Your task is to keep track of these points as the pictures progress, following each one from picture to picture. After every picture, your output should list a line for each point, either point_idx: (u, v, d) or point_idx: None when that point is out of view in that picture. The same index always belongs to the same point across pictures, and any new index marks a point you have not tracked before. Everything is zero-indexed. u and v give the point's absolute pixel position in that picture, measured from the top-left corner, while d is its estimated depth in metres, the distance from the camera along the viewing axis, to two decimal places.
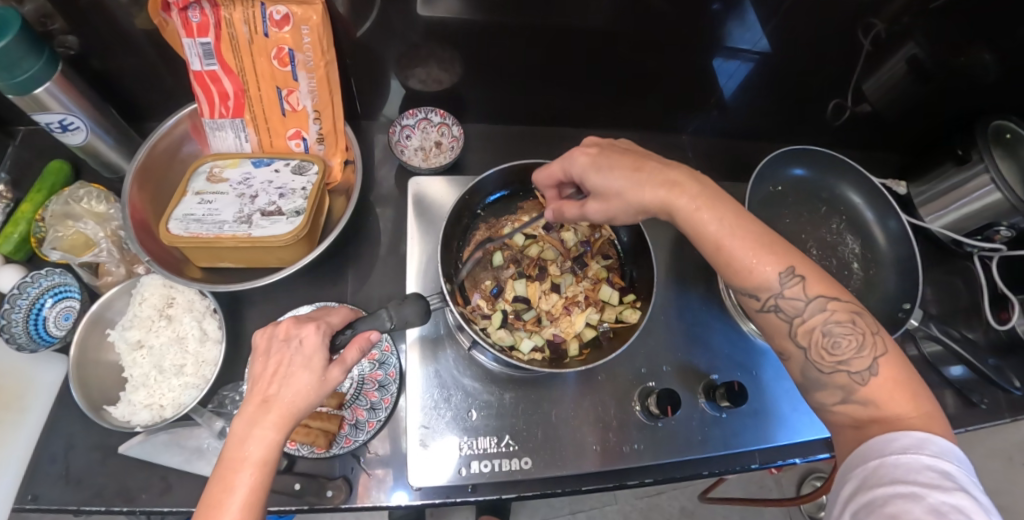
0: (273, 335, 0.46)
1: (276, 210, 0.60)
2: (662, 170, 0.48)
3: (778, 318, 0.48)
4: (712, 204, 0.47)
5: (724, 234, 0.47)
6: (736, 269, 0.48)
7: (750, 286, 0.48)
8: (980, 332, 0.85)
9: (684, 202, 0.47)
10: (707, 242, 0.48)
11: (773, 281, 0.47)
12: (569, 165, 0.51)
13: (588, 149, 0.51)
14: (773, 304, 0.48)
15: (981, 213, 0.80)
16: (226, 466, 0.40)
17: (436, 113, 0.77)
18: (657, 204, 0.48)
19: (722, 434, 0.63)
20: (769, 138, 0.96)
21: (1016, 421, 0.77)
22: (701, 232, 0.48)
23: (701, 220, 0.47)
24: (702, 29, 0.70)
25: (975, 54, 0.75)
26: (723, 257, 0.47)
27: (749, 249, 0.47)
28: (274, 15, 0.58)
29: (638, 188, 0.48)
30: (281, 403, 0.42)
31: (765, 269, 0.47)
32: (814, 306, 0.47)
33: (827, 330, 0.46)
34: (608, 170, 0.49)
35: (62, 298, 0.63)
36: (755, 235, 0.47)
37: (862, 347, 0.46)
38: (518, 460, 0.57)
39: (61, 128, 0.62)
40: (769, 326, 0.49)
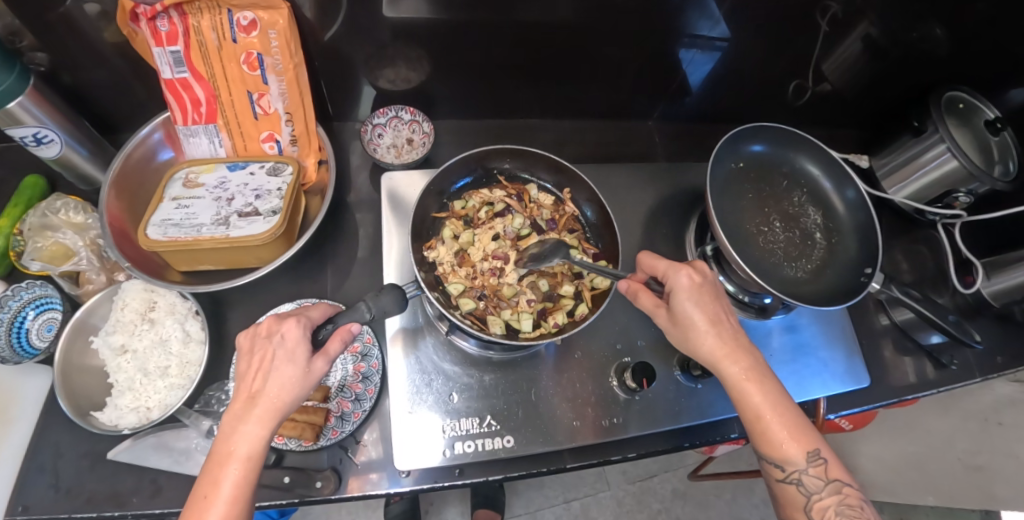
0: (256, 333, 0.46)
1: (253, 210, 0.62)
2: (732, 334, 0.53)
3: (797, 491, 0.50)
4: (762, 381, 0.51)
5: (767, 409, 0.50)
6: (769, 439, 0.51)
7: (777, 457, 0.51)
8: (948, 296, 0.87)
9: (736, 369, 0.51)
10: (750, 410, 0.51)
11: (799, 458, 0.50)
12: (672, 275, 0.54)
13: (693, 275, 0.53)
14: (795, 477, 0.50)
15: (941, 181, 0.83)
16: (215, 462, 0.41)
17: (406, 110, 0.79)
18: (707, 361, 0.52)
19: (698, 404, 0.65)
20: (734, 121, 0.99)
21: (986, 380, 0.80)
22: (746, 401, 0.51)
23: (747, 392, 0.51)
24: (660, 18, 0.73)
25: (926, 30, 0.79)
26: (760, 427, 0.51)
27: (782, 427, 0.50)
28: (241, 21, 0.59)
29: (710, 335, 0.52)
30: (266, 399, 0.43)
31: (794, 447, 0.50)
32: (830, 489, 0.50)
33: (840, 511, 0.49)
34: (693, 305, 0.52)
35: (44, 309, 0.64)
36: (791, 416, 0.51)
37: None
38: (500, 439, 0.59)
39: (35, 141, 0.62)
40: (784, 495, 0.52)
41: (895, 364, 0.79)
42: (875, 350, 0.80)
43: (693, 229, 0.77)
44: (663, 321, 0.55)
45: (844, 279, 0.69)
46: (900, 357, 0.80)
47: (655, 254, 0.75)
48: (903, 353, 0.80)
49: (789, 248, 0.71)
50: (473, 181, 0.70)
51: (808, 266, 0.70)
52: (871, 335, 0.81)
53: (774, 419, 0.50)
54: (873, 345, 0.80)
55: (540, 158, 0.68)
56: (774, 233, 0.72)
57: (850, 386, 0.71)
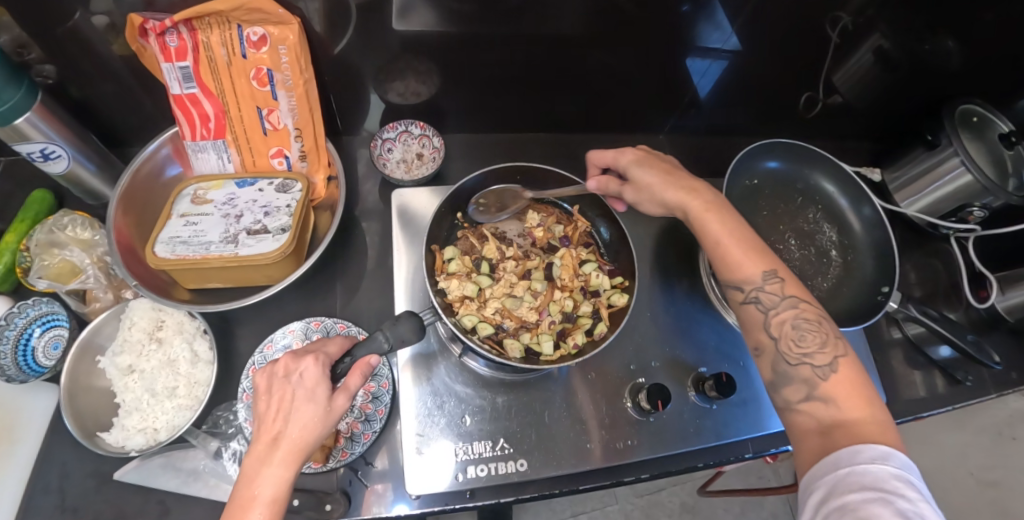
0: (273, 372, 0.45)
1: (262, 228, 0.61)
2: (687, 180, 0.58)
3: (756, 310, 0.51)
4: (720, 211, 0.55)
5: (722, 232, 0.54)
6: (726, 260, 0.53)
7: (735, 278, 0.53)
8: (961, 311, 0.86)
9: (699, 202, 0.55)
10: (710, 238, 0.54)
11: (756, 276, 0.52)
12: (619, 156, 0.61)
13: (637, 150, 0.61)
14: (753, 295, 0.52)
15: (953, 196, 0.82)
16: (236, 506, 0.39)
17: (416, 125, 0.78)
18: (675, 204, 0.57)
19: (713, 425, 0.64)
20: (745, 133, 0.98)
21: (1000, 396, 0.79)
22: (705, 228, 0.55)
23: (705, 218, 0.54)
24: (671, 30, 0.72)
25: (938, 43, 0.78)
26: (721, 251, 0.53)
27: (739, 248, 0.53)
28: (251, 36, 0.59)
29: (667, 186, 0.57)
30: (288, 441, 0.42)
31: (750, 268, 0.52)
32: (787, 304, 0.50)
33: (796, 324, 0.49)
34: (644, 168, 0.59)
35: (50, 327, 0.64)
36: (752, 241, 0.54)
37: (825, 345, 0.48)
38: (513, 462, 0.58)
39: (42, 156, 0.62)
40: (746, 317, 0.52)
41: (907, 377, 0.78)
42: (887, 366, 0.78)
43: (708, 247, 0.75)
44: (629, 197, 0.61)
45: (860, 297, 0.68)
46: (912, 371, 0.79)
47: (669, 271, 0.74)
48: (915, 367, 0.79)
49: (805, 266, 0.71)
50: (484, 202, 0.70)
51: (823, 284, 0.70)
52: (883, 348, 0.80)
53: (730, 241, 0.53)
54: (886, 361, 0.79)
55: (549, 176, 0.67)
56: (789, 250, 0.71)
57: None
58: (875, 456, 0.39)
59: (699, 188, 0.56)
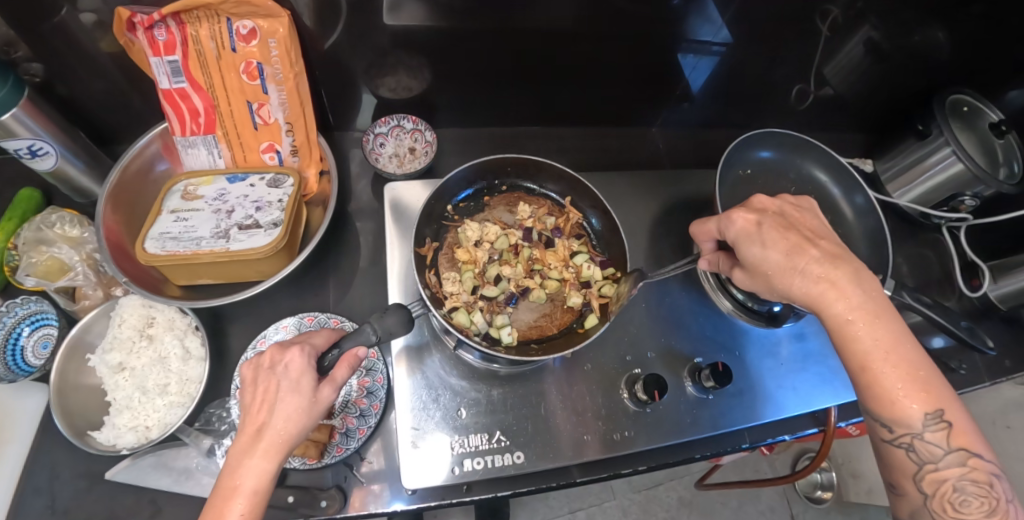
0: (260, 364, 0.45)
1: (253, 223, 0.60)
2: (823, 263, 0.49)
3: (907, 457, 0.45)
4: (881, 317, 0.46)
5: (877, 352, 0.45)
6: (877, 393, 0.45)
7: (890, 418, 0.45)
8: (954, 300, 0.87)
9: (842, 306, 0.47)
10: (854, 356, 0.46)
11: (915, 420, 0.44)
12: (725, 227, 0.54)
13: (748, 217, 0.53)
14: (906, 441, 0.45)
15: (947, 184, 0.82)
16: (219, 496, 0.40)
17: (409, 119, 0.79)
18: (805, 302, 0.49)
19: (710, 415, 0.64)
20: (737, 126, 0.99)
21: (994, 384, 0.79)
22: (852, 345, 0.46)
23: (854, 332, 0.46)
24: (663, 24, 0.72)
25: (929, 33, 0.79)
26: (868, 377, 0.45)
27: (899, 378, 0.44)
28: (240, 30, 0.58)
29: (800, 276, 0.49)
30: (272, 432, 0.42)
31: (911, 406, 0.44)
32: (953, 459, 0.43)
33: (959, 487, 0.43)
34: (763, 245, 0.51)
35: (39, 326, 0.63)
36: (912, 366, 0.45)
37: (993, 512, 0.42)
38: (510, 455, 0.57)
39: (30, 153, 0.61)
40: (892, 459, 0.46)
41: None
42: None
43: None
44: (742, 276, 0.55)
45: None
46: None
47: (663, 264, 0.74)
48: None
49: None
50: (474, 194, 0.69)
51: None
52: None
53: (886, 365, 0.44)
54: None
55: (541, 167, 0.67)
56: None
57: None
58: None
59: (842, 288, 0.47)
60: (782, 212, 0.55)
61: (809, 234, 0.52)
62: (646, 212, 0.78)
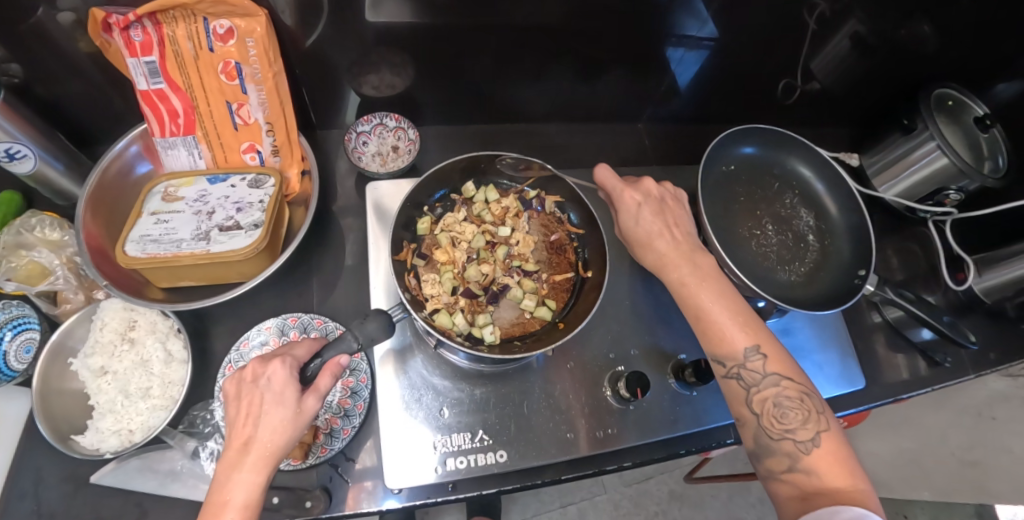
0: (242, 378, 0.45)
1: (234, 224, 0.60)
2: (680, 240, 0.57)
3: (737, 385, 0.50)
4: (707, 280, 0.54)
5: (708, 304, 0.53)
6: (711, 335, 0.52)
7: (719, 353, 0.52)
8: (940, 293, 0.87)
9: (678, 275, 0.55)
10: (693, 308, 0.54)
11: (738, 352, 0.51)
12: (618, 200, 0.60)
13: (635, 196, 0.59)
14: (736, 371, 0.50)
15: (932, 179, 0.82)
16: (208, 512, 0.40)
17: (391, 117, 0.77)
18: (655, 267, 0.57)
19: (693, 412, 0.64)
20: (725, 121, 0.99)
21: (978, 376, 0.80)
22: (690, 300, 0.54)
23: (689, 289, 0.54)
24: (648, 18, 0.72)
25: (914, 27, 0.78)
26: (703, 323, 0.53)
27: (726, 320, 0.52)
28: (218, 29, 0.57)
29: (658, 243, 0.57)
30: (259, 445, 0.42)
31: (734, 340, 0.51)
32: (771, 381, 0.49)
33: (778, 402, 0.49)
34: (639, 219, 0.58)
35: (21, 330, 0.62)
36: (738, 311, 0.52)
37: (807, 421, 0.48)
38: (493, 453, 0.58)
39: (8, 156, 0.60)
40: (728, 392, 0.51)
41: (885, 361, 0.79)
42: (867, 350, 0.79)
43: None
44: (620, 239, 0.61)
45: (838, 282, 0.68)
46: (892, 354, 0.79)
47: None
48: (893, 350, 0.80)
49: (783, 251, 0.71)
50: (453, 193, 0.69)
51: (801, 269, 0.70)
52: (862, 333, 0.80)
53: (715, 312, 0.52)
54: (866, 346, 0.80)
55: (517, 161, 0.67)
56: (767, 236, 0.71)
57: (844, 389, 0.71)
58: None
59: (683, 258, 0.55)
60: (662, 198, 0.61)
61: (678, 219, 0.59)
62: None
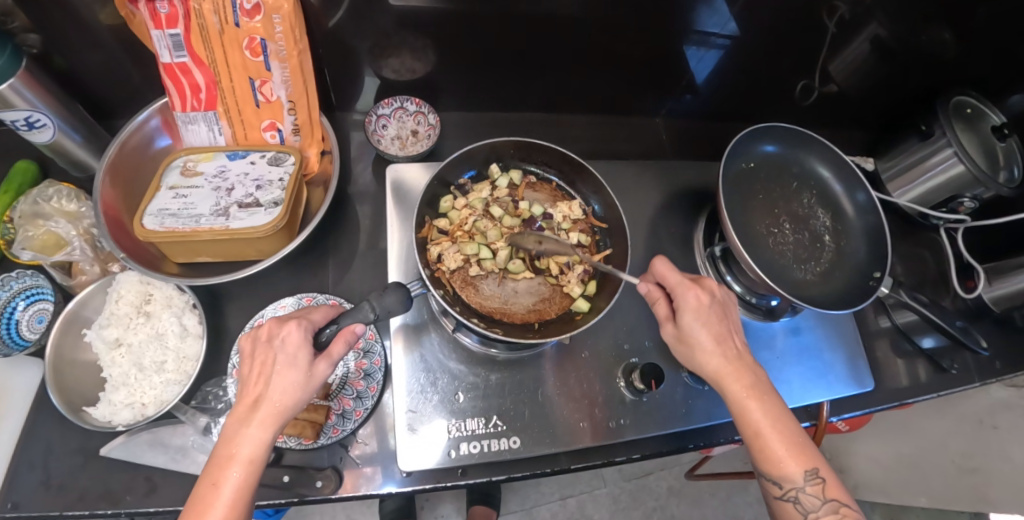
0: (257, 337, 0.46)
1: (254, 202, 0.60)
2: (737, 354, 0.52)
3: (793, 509, 0.48)
4: (762, 397, 0.50)
5: (766, 423, 0.49)
6: (768, 456, 0.49)
7: (776, 475, 0.49)
8: (948, 300, 0.87)
9: (737, 386, 0.51)
10: (748, 425, 0.50)
11: (798, 476, 0.48)
12: (679, 299, 0.54)
13: (701, 295, 0.53)
14: (793, 495, 0.48)
15: (946, 186, 0.83)
16: (216, 464, 0.41)
17: (411, 101, 0.79)
18: (711, 376, 0.52)
19: (706, 406, 0.64)
20: (741, 119, 0.98)
21: (984, 384, 0.80)
22: (745, 416, 0.50)
23: (748, 406, 0.50)
24: (671, 12, 0.71)
25: (935, 33, 0.78)
26: (760, 443, 0.49)
27: (781, 442, 0.49)
28: (244, 4, 0.56)
29: (716, 355, 0.52)
30: (268, 403, 0.43)
31: (792, 466, 0.48)
32: (829, 509, 0.47)
33: None
34: (701, 323, 0.53)
35: (35, 300, 0.63)
36: (790, 432, 0.49)
37: None
38: (506, 440, 0.58)
39: (27, 125, 0.60)
40: (781, 513, 0.50)
41: (892, 364, 0.79)
42: (874, 352, 0.79)
43: (702, 229, 0.76)
44: (669, 336, 0.55)
45: (852, 283, 0.68)
46: (895, 359, 0.79)
47: (663, 254, 0.74)
48: (900, 354, 0.80)
49: (799, 251, 0.71)
50: (479, 176, 0.70)
51: (817, 268, 0.70)
52: (869, 337, 0.80)
53: (772, 433, 0.49)
54: (872, 348, 0.80)
55: (546, 150, 0.67)
56: (783, 234, 0.72)
57: (853, 390, 0.70)
58: None
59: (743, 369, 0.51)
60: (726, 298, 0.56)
61: (734, 328, 0.54)
62: (649, 201, 0.78)
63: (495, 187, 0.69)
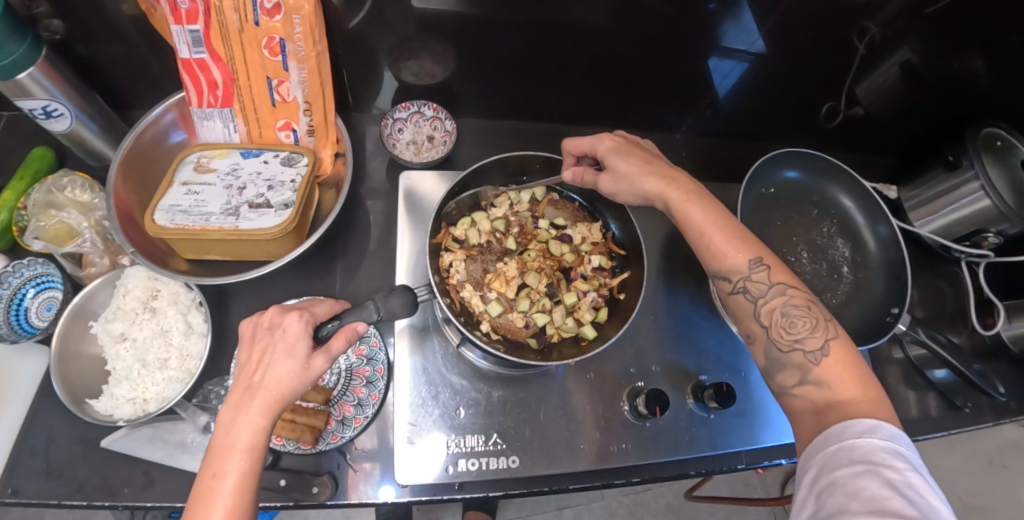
0: (259, 323, 0.45)
1: (265, 202, 0.60)
2: (666, 169, 0.55)
3: (745, 299, 0.51)
4: (702, 202, 0.53)
5: (706, 223, 0.52)
6: (711, 252, 0.52)
7: (724, 269, 0.52)
8: (965, 335, 0.85)
9: (677, 195, 0.53)
10: (692, 228, 0.53)
11: (742, 266, 0.51)
12: (596, 143, 0.58)
13: (610, 139, 0.58)
14: (741, 284, 0.51)
15: (971, 219, 0.80)
16: (216, 454, 0.39)
17: (429, 106, 0.77)
18: (654, 195, 0.54)
19: (709, 435, 0.64)
20: (763, 139, 0.96)
21: (997, 425, 0.78)
22: (688, 220, 0.53)
23: (688, 211, 0.52)
24: (698, 27, 0.70)
25: (967, 62, 0.76)
26: (705, 241, 0.52)
27: (723, 237, 0.52)
28: (264, 3, 0.56)
29: (646, 176, 0.55)
30: (265, 390, 0.41)
31: (737, 255, 0.51)
32: (775, 291, 0.50)
33: (786, 311, 0.50)
34: (624, 159, 0.56)
35: (44, 288, 0.63)
36: (733, 229, 0.52)
37: (815, 329, 0.48)
38: (505, 459, 0.57)
39: (44, 114, 0.60)
40: (735, 305, 0.53)
41: (904, 399, 0.77)
42: (885, 386, 0.77)
43: None
44: (605, 185, 0.58)
45: (868, 318, 0.67)
46: (908, 392, 0.78)
47: (676, 275, 0.73)
48: (912, 388, 0.78)
49: (815, 280, 0.70)
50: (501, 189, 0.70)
51: (831, 301, 0.69)
52: (882, 370, 0.79)
53: (713, 228, 0.52)
54: (884, 381, 0.78)
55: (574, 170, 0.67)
56: (800, 263, 0.71)
57: None
58: (861, 430, 0.40)
59: (677, 178, 0.53)
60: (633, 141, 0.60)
61: (657, 157, 0.58)
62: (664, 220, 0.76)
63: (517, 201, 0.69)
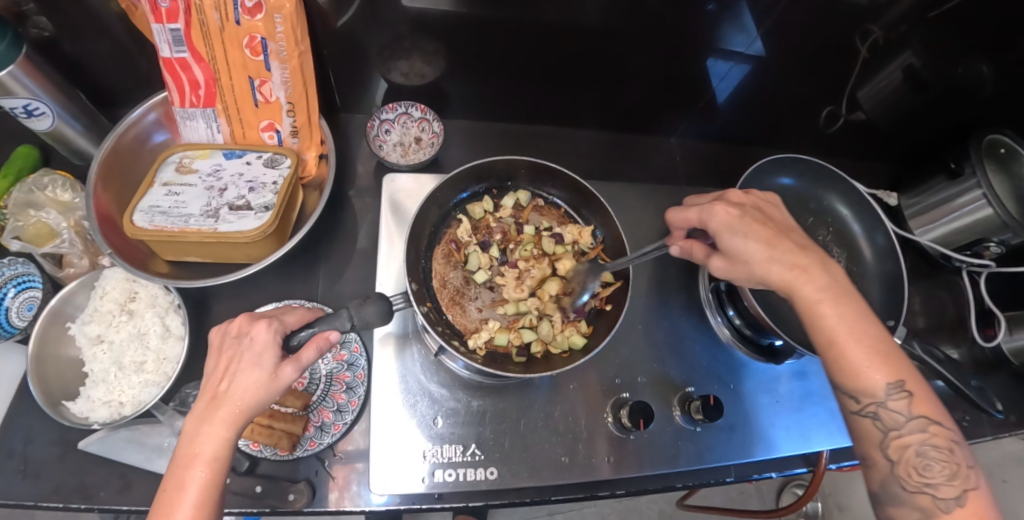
0: (227, 332, 0.44)
1: (245, 204, 0.59)
2: (795, 252, 0.49)
3: (873, 426, 0.46)
4: (836, 300, 0.48)
5: (841, 330, 0.47)
6: (845, 366, 0.47)
7: (856, 388, 0.46)
8: (965, 347, 0.83)
9: (810, 290, 0.48)
10: (822, 333, 0.48)
11: (879, 389, 0.46)
12: (706, 217, 0.51)
13: (730, 209, 0.51)
14: (871, 410, 0.46)
15: (972, 228, 0.78)
16: (179, 464, 0.39)
17: (416, 108, 0.76)
18: (779, 286, 0.49)
19: (695, 448, 0.62)
20: (761, 143, 0.95)
21: (996, 438, 0.76)
22: (818, 322, 0.48)
23: (820, 313, 0.47)
24: (694, 29, 0.68)
25: (972, 66, 0.73)
26: (835, 351, 0.47)
27: (859, 351, 0.46)
28: (245, 2, 0.55)
29: (772, 262, 0.49)
30: (230, 400, 0.40)
31: (874, 376, 0.46)
32: (914, 425, 0.45)
33: (922, 451, 0.44)
34: (743, 237, 0.50)
35: (24, 288, 0.62)
36: (872, 339, 0.47)
37: (954, 477, 0.43)
38: (483, 470, 0.56)
39: (26, 112, 0.59)
40: (858, 429, 0.47)
41: None
42: None
43: None
44: (718, 265, 0.52)
45: None
46: None
47: (667, 282, 0.71)
48: None
49: None
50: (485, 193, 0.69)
51: None
52: None
53: (847, 339, 0.46)
54: None
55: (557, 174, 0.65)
56: None
57: None
58: None
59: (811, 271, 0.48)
60: (756, 206, 0.53)
61: (784, 228, 0.52)
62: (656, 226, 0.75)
63: (501, 206, 0.68)
